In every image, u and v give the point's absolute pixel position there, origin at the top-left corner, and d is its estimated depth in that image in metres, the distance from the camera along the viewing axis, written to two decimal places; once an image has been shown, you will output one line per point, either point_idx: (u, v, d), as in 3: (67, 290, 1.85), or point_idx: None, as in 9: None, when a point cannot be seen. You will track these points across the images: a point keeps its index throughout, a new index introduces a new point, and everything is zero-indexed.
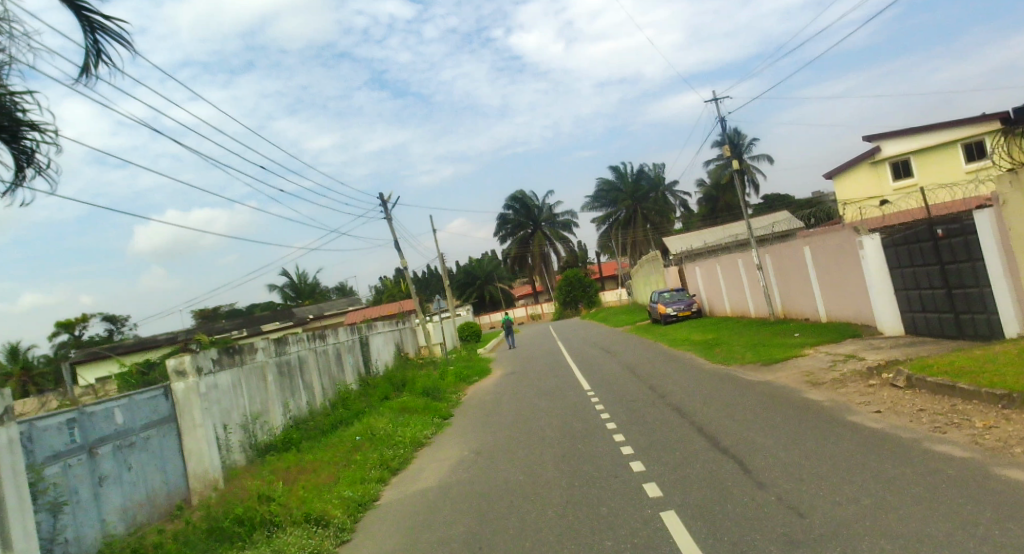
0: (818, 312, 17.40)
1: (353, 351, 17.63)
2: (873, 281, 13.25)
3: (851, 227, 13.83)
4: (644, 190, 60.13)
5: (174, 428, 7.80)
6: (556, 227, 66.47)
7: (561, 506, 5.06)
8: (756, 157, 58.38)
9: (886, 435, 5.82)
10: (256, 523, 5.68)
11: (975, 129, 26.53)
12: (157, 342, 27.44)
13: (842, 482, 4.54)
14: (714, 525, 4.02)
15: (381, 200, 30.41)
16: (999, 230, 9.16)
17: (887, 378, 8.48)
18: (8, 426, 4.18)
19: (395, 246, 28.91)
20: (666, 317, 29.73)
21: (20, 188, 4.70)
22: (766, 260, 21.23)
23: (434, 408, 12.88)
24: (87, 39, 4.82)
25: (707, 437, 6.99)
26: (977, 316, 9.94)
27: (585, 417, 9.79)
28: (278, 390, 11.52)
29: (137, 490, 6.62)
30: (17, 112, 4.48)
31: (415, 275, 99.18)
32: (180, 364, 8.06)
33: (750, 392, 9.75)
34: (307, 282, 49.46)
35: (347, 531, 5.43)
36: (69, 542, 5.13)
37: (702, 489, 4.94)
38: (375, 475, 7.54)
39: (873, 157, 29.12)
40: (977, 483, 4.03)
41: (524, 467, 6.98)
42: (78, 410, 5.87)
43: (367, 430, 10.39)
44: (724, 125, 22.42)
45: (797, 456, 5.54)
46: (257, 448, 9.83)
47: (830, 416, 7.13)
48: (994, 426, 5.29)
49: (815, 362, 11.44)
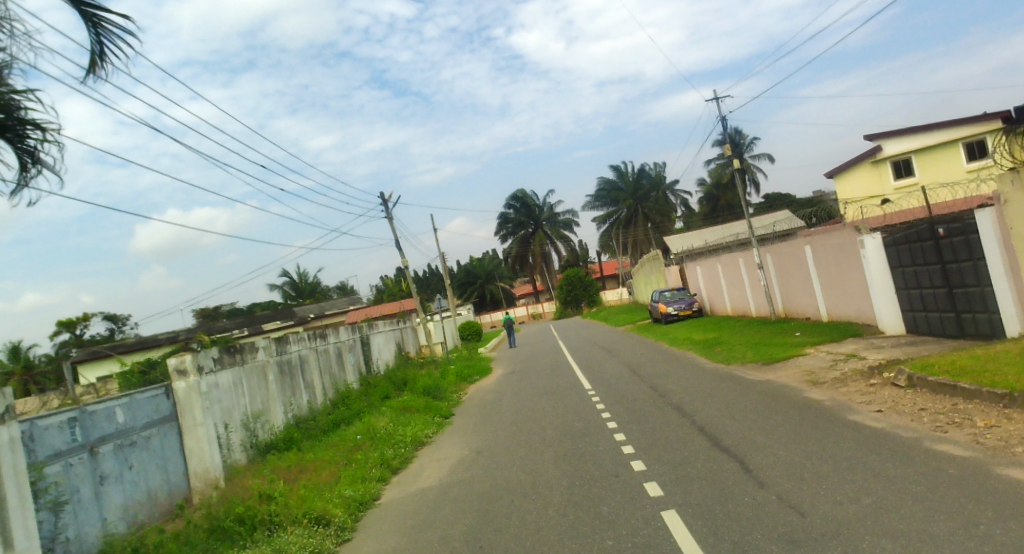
0: (819, 311, 17.39)
1: (353, 351, 17.64)
2: (874, 281, 13.25)
3: (852, 226, 13.82)
4: (645, 188, 60.32)
5: (175, 427, 7.79)
6: (557, 227, 66.50)
7: (562, 506, 5.05)
8: (758, 156, 58.36)
9: (887, 434, 5.82)
10: (257, 522, 5.67)
11: (977, 128, 26.45)
12: (158, 342, 27.49)
13: (843, 482, 4.54)
14: (714, 525, 4.02)
15: (383, 200, 30.44)
16: (1000, 230, 9.15)
17: (888, 377, 8.48)
18: (9, 425, 4.16)
19: (396, 245, 28.97)
20: (667, 317, 29.71)
21: (25, 187, 4.70)
22: (767, 259, 21.23)
23: (435, 407, 12.89)
24: (91, 38, 4.82)
25: (708, 437, 6.99)
26: (979, 315, 9.93)
27: (586, 416, 9.77)
28: (279, 389, 11.52)
29: (138, 489, 6.62)
30: (19, 110, 4.47)
31: (416, 274, 99.34)
32: (180, 363, 8.07)
33: (751, 391, 9.74)
34: (308, 282, 49.46)
35: (348, 530, 5.43)
36: (70, 541, 5.14)
37: (703, 489, 4.93)
38: (376, 475, 7.54)
39: (874, 156, 29.23)
40: (979, 483, 4.02)
41: (524, 467, 6.97)
42: (79, 409, 5.88)
43: (368, 429, 10.39)
44: (725, 125, 22.42)
45: (798, 455, 5.53)
46: (258, 447, 9.84)
47: (831, 416, 7.13)
48: (996, 425, 5.28)
49: (816, 362, 11.44)
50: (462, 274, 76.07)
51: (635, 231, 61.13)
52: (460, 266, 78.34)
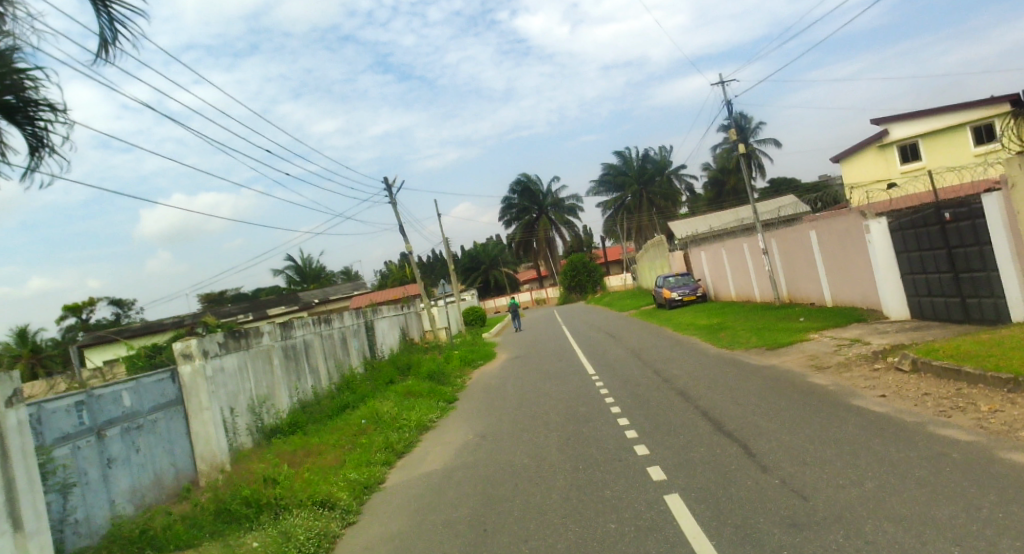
0: (823, 296, 17.37)
1: (358, 336, 17.70)
2: (878, 266, 13.25)
3: (858, 212, 13.74)
4: (649, 173, 60.18)
5: (181, 411, 7.85)
6: (562, 212, 66.35)
7: (565, 490, 5.09)
8: (764, 141, 57.96)
9: (890, 418, 5.83)
10: (263, 505, 5.73)
11: (986, 111, 26.29)
12: (164, 326, 27.62)
13: (846, 466, 4.56)
14: (717, 509, 4.04)
15: (386, 184, 28.20)
16: (1007, 215, 9.11)
17: (892, 362, 8.50)
18: (18, 408, 4.19)
19: (400, 229, 27.93)
20: (671, 302, 29.78)
21: (35, 171, 4.70)
22: (772, 245, 21.16)
23: (439, 392, 12.95)
24: (100, 21, 4.84)
25: (711, 421, 7.01)
26: (984, 300, 9.92)
27: (590, 400, 9.82)
28: (285, 373, 11.61)
29: (145, 473, 6.68)
30: (27, 91, 4.46)
31: (421, 260, 99.77)
32: (186, 347, 8.08)
33: (756, 375, 9.76)
34: (312, 267, 49.59)
35: (353, 513, 5.49)
36: (79, 523, 5.19)
37: (706, 472, 4.96)
38: (381, 458, 7.60)
39: (881, 141, 29.06)
40: (982, 468, 4.02)
41: (527, 451, 6.99)
42: (86, 393, 5.90)
43: (372, 413, 10.44)
44: (730, 109, 22.20)
45: (800, 439, 5.55)
46: (264, 431, 9.91)
47: (835, 400, 7.15)
48: (999, 410, 5.28)
49: (820, 347, 11.45)
50: (466, 260, 76.08)
51: (639, 217, 60.97)
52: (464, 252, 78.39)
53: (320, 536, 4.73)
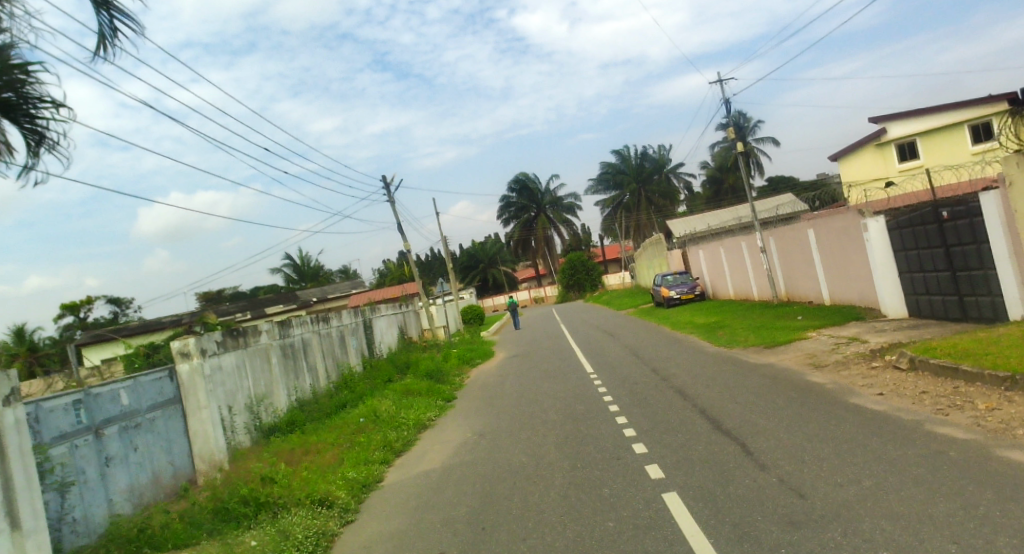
0: (822, 295, 17.39)
1: (356, 334, 17.70)
2: (876, 264, 13.28)
3: (856, 210, 13.76)
4: (648, 171, 60.18)
5: (179, 409, 7.85)
6: (560, 210, 66.36)
7: (563, 488, 5.10)
8: (763, 139, 58.01)
9: (888, 416, 5.85)
10: (262, 503, 5.74)
11: (983, 110, 26.27)
12: (161, 325, 27.57)
13: (844, 464, 4.58)
14: (715, 507, 4.05)
15: (385, 183, 28.18)
16: (1004, 213, 9.12)
17: (890, 360, 8.52)
18: (16, 407, 4.17)
19: (398, 227, 27.91)
20: (669, 301, 29.80)
21: (32, 169, 4.70)
22: (770, 243, 21.17)
23: (437, 390, 12.95)
24: (100, 19, 4.88)
25: (709, 419, 7.01)
26: (982, 298, 9.94)
27: (588, 399, 9.82)
28: (283, 372, 11.60)
29: (143, 472, 6.67)
30: (27, 88, 4.47)
31: (420, 259, 99.77)
32: (184, 345, 8.07)
33: (754, 374, 9.76)
34: (310, 265, 49.57)
35: (351, 512, 5.49)
36: (77, 522, 5.19)
37: (704, 470, 4.96)
38: (379, 457, 7.60)
39: (879, 139, 29.13)
40: (979, 466, 4.02)
41: (526, 450, 6.99)
42: (83, 392, 5.90)
43: (370, 412, 10.44)
44: (729, 108, 22.19)
45: (799, 438, 5.56)
46: (262, 430, 9.90)
47: (833, 398, 7.17)
48: (997, 408, 5.29)
49: (818, 345, 11.46)
50: (465, 258, 76.13)
51: (638, 215, 60.96)
52: (462, 251, 78.41)
53: (318, 534, 4.73)
